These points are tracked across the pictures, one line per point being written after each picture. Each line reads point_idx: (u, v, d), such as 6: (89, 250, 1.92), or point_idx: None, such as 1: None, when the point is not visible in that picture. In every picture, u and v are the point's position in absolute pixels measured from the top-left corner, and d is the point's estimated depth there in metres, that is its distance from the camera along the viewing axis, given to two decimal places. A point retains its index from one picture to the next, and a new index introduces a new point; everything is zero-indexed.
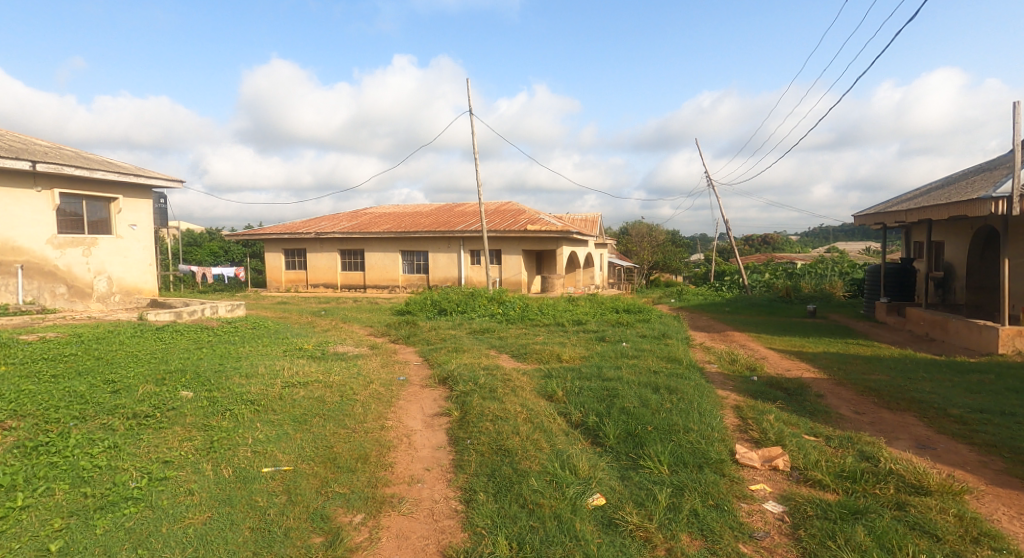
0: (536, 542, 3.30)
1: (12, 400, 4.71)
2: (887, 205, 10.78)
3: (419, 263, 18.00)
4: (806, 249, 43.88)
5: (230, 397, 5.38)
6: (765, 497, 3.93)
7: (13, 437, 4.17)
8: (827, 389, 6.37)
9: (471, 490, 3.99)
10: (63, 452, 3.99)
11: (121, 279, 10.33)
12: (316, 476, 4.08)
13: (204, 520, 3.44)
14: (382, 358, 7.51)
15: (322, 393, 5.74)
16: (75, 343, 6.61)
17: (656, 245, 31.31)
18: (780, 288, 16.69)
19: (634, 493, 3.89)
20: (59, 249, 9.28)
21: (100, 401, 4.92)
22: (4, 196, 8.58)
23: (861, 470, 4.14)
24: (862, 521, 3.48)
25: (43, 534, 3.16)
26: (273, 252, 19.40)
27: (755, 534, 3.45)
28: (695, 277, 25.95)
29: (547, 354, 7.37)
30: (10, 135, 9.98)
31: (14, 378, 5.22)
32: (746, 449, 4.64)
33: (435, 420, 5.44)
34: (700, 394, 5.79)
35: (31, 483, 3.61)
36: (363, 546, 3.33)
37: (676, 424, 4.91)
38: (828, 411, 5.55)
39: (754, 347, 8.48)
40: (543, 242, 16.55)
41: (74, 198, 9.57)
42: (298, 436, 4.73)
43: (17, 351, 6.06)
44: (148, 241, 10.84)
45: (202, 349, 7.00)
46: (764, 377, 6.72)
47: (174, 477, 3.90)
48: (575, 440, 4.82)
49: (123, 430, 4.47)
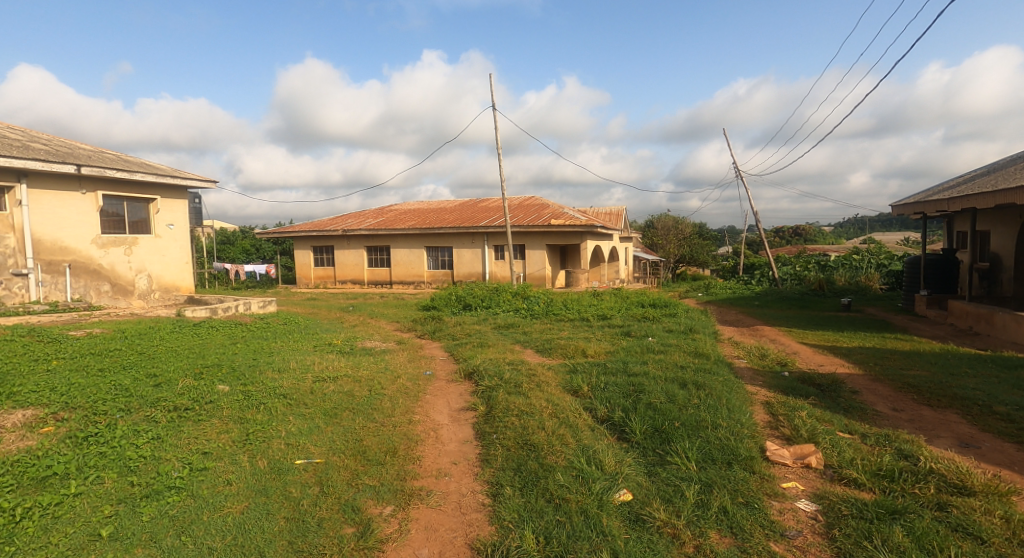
0: (563, 537, 3.32)
1: (63, 393, 4.96)
2: (927, 193, 10.34)
3: (444, 259, 18.17)
4: (840, 240, 42.13)
5: (264, 391, 5.55)
6: (797, 495, 3.85)
7: (66, 427, 4.41)
8: (862, 385, 6.19)
9: (498, 484, 4.03)
10: (111, 442, 4.20)
11: (160, 277, 10.75)
12: (347, 468, 4.18)
13: (242, 509, 3.58)
14: (409, 353, 7.62)
15: (351, 387, 5.87)
16: (120, 339, 6.91)
17: (683, 238, 30.80)
18: (812, 280, 16.21)
19: (662, 489, 3.87)
20: (103, 249, 9.71)
21: (143, 394, 5.14)
22: (52, 198, 8.99)
23: (899, 469, 4.01)
24: (900, 521, 3.39)
25: (94, 520, 3.34)
26: (302, 249, 19.80)
27: (787, 532, 3.39)
28: (723, 270, 25.47)
29: (572, 349, 7.34)
30: (57, 140, 10.44)
31: (65, 372, 5.51)
32: (777, 447, 4.54)
33: (461, 414, 5.50)
34: (728, 390, 5.69)
35: (83, 471, 3.82)
36: (392, 537, 3.41)
37: (704, 420, 4.83)
38: (864, 408, 5.39)
39: (785, 342, 8.28)
40: (569, 236, 16.50)
41: (116, 200, 9.99)
42: (329, 429, 4.85)
43: (67, 346, 6.38)
44: (185, 240, 11.24)
45: (237, 344, 7.23)
46: (795, 372, 6.57)
47: (213, 467, 4.05)
48: (601, 435, 4.80)
49: (165, 422, 4.67)
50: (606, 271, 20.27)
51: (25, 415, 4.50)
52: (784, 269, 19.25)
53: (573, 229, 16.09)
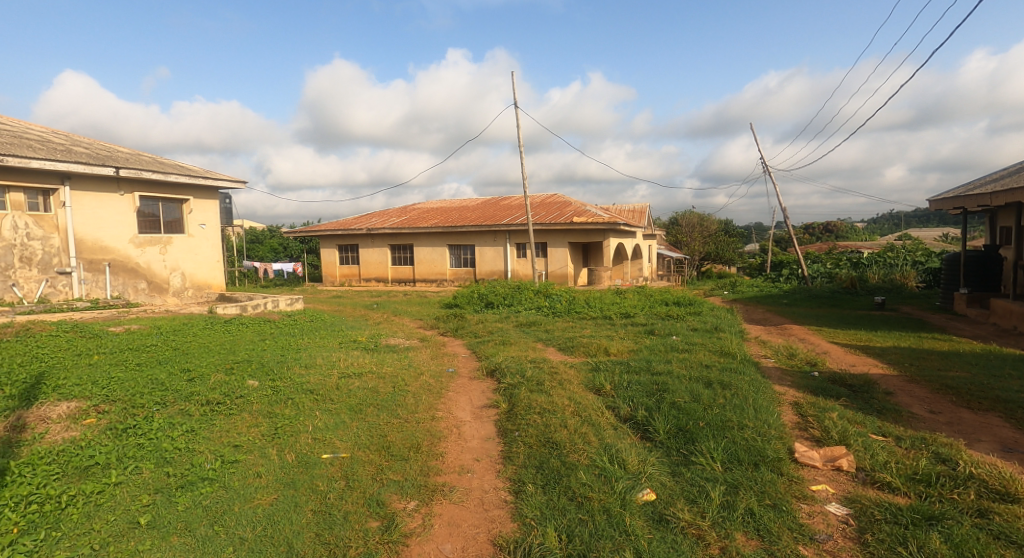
0: (586, 535, 3.32)
1: (104, 386, 5.18)
2: (967, 187, 9.93)
3: (466, 257, 18.25)
4: (873, 236, 40.88)
5: (292, 386, 5.69)
6: (828, 498, 3.76)
7: (107, 419, 4.61)
8: (897, 386, 5.98)
9: (520, 481, 4.04)
10: (148, 434, 4.36)
11: (193, 275, 11.09)
12: (372, 463, 4.26)
13: (272, 501, 3.68)
14: (432, 350, 7.70)
15: (376, 384, 5.97)
16: (155, 335, 7.17)
17: (708, 235, 30.27)
18: (844, 278, 15.72)
19: (686, 490, 3.82)
20: (139, 248, 10.08)
21: (178, 388, 5.33)
22: (92, 199, 9.36)
23: (937, 473, 3.87)
24: (937, 527, 3.28)
25: (133, 508, 3.48)
26: (328, 247, 20.15)
27: (817, 536, 3.31)
28: (750, 268, 24.97)
29: (595, 347, 7.31)
30: (97, 143, 10.86)
31: (105, 366, 5.76)
32: (806, 448, 4.44)
33: (484, 411, 5.54)
34: (755, 390, 5.58)
35: (122, 461, 3.98)
36: (417, 531, 3.46)
37: (730, 420, 4.76)
38: (899, 410, 5.22)
39: (815, 341, 8.07)
40: (591, 234, 16.38)
41: (152, 201, 10.35)
42: (354, 424, 4.94)
43: (108, 342, 6.66)
44: (216, 240, 11.56)
45: (266, 340, 7.42)
46: (826, 372, 6.40)
47: (244, 460, 4.18)
48: (624, 434, 4.77)
49: (199, 416, 4.83)
50: (629, 269, 20.10)
51: (69, 407, 4.71)
52: (814, 266, 18.75)
53: (595, 226, 15.98)
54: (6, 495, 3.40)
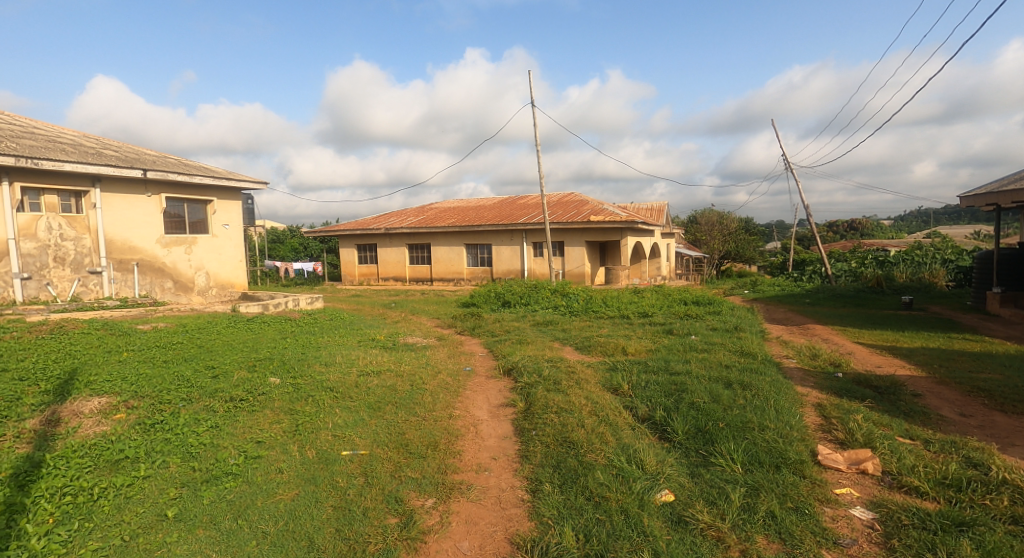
0: (603, 535, 3.31)
1: (133, 382, 5.33)
2: (1001, 183, 9.60)
3: (484, 256, 18.28)
4: (900, 234, 39.87)
5: (312, 384, 5.79)
6: (852, 502, 3.67)
7: (136, 414, 4.75)
8: (925, 388, 5.82)
9: (537, 481, 4.04)
10: (175, 430, 4.48)
11: (217, 275, 11.34)
12: (390, 460, 4.30)
13: (293, 496, 3.75)
14: (449, 349, 7.74)
15: (394, 382, 6.03)
16: (181, 332, 7.35)
17: (728, 234, 29.79)
18: (870, 277, 15.34)
19: (705, 491, 3.77)
20: (166, 248, 10.35)
21: (203, 384, 5.46)
22: (121, 201, 9.64)
23: (968, 478, 3.76)
24: (968, 534, 3.18)
25: (161, 501, 3.58)
26: (347, 247, 20.39)
27: (841, 540, 3.25)
28: (772, 267, 24.54)
29: (612, 347, 7.27)
30: (126, 146, 11.16)
31: (134, 363, 5.94)
32: (830, 451, 4.35)
33: (500, 410, 5.55)
34: (776, 391, 5.48)
35: (150, 455, 4.10)
36: (434, 529, 3.49)
37: (751, 421, 4.68)
38: (927, 412, 5.07)
39: (839, 342, 7.89)
40: (608, 233, 16.28)
41: (178, 202, 10.60)
42: (373, 422, 5.00)
43: (136, 339, 6.86)
44: (239, 240, 11.79)
45: (287, 338, 7.55)
46: (850, 373, 6.26)
47: (266, 456, 4.26)
48: (642, 435, 4.74)
49: (223, 412, 4.94)
50: (647, 268, 19.94)
51: (101, 402, 4.87)
52: (838, 265, 18.34)
53: (612, 225, 15.87)
54: (41, 486, 3.52)
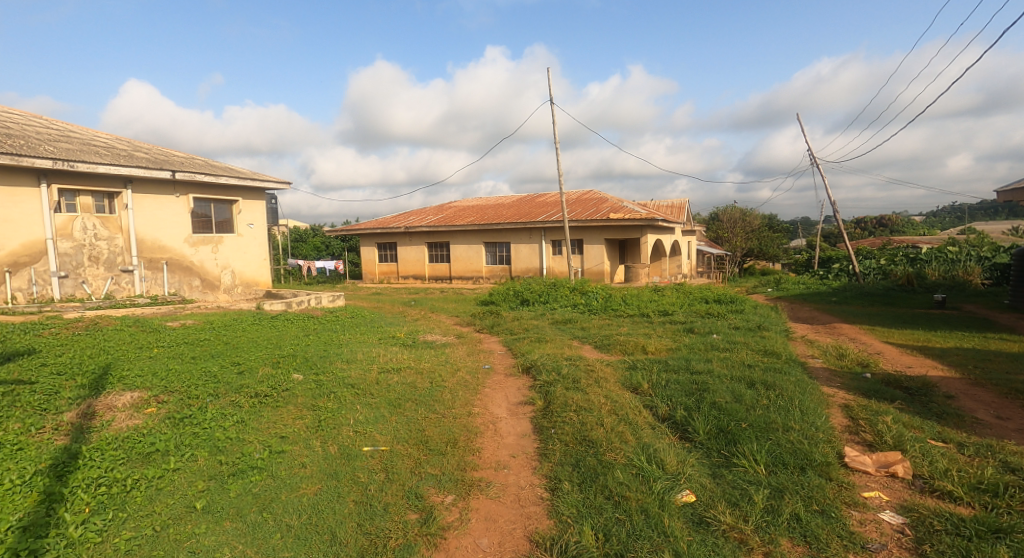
0: (623, 534, 3.29)
1: (163, 377, 5.49)
2: None
3: (502, 254, 18.30)
4: (932, 230, 38.64)
5: (334, 380, 5.87)
6: (881, 506, 3.58)
7: (166, 409, 4.89)
8: (959, 390, 5.62)
9: (556, 478, 4.04)
10: (203, 424, 4.59)
11: (242, 273, 11.59)
12: (410, 457, 4.35)
13: (316, 490, 3.81)
14: (468, 347, 7.77)
15: (414, 379, 6.08)
16: (208, 330, 7.54)
17: (751, 230, 29.23)
18: (900, 275, 14.92)
19: (728, 492, 3.72)
20: (193, 247, 10.62)
21: (229, 380, 5.59)
22: (151, 202, 9.92)
23: (1005, 483, 3.62)
24: (1005, 541, 3.07)
25: (190, 493, 3.68)
26: (369, 245, 20.60)
27: (869, 545, 3.16)
28: (797, 265, 24.05)
29: (632, 345, 7.20)
30: (156, 148, 11.47)
31: (164, 358, 6.11)
32: (857, 453, 4.23)
33: (519, 408, 5.54)
34: (801, 391, 5.36)
35: (180, 449, 4.22)
36: (454, 525, 3.51)
37: (775, 422, 4.60)
38: (961, 415, 4.91)
39: (867, 341, 7.68)
40: (628, 231, 16.15)
41: (205, 202, 10.86)
42: (393, 419, 5.06)
43: (166, 336, 7.05)
44: (264, 239, 12.02)
45: (310, 336, 7.68)
46: (879, 374, 6.09)
47: (290, 451, 4.35)
48: (662, 434, 4.69)
49: (248, 407, 5.05)
50: (667, 266, 19.74)
51: (133, 396, 5.03)
52: (866, 262, 17.87)
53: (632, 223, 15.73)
54: (78, 477, 3.66)
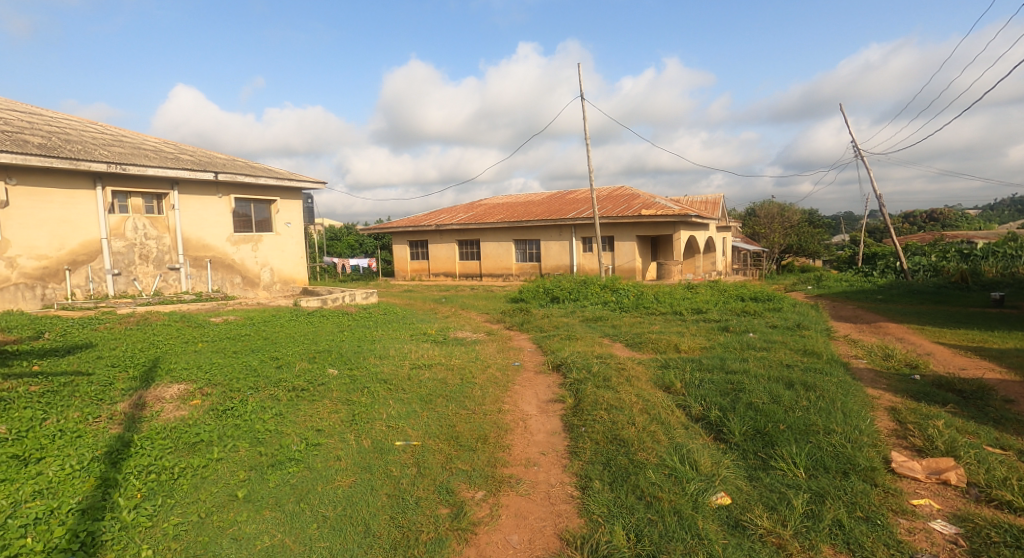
0: (655, 535, 3.23)
1: (206, 370, 5.72)
2: None
3: (532, 252, 18.27)
4: (988, 224, 36.65)
5: (367, 376, 5.99)
6: (932, 514, 3.40)
7: (209, 400, 5.09)
8: (1018, 393, 5.29)
9: (587, 477, 4.00)
10: (244, 416, 4.76)
11: (281, 271, 11.95)
12: (441, 452, 4.39)
13: (350, 483, 3.90)
14: (498, 344, 7.78)
15: (445, 375, 6.14)
16: (249, 325, 7.80)
17: (791, 226, 28.29)
18: (953, 272, 14.17)
19: (765, 495, 3.61)
20: (235, 246, 11.03)
21: (268, 374, 5.78)
22: (196, 202, 10.33)
23: None
24: None
25: (232, 482, 3.82)
26: (402, 243, 20.87)
27: (918, 555, 3.01)
28: (840, 262, 23.19)
29: (664, 343, 7.07)
30: (200, 150, 11.91)
31: (208, 352, 6.36)
32: (906, 458, 4.03)
33: (550, 406, 5.52)
34: (844, 393, 5.14)
35: (223, 439, 4.38)
36: (484, 521, 3.52)
37: (815, 424, 4.43)
38: (1020, 420, 4.61)
39: (915, 341, 7.32)
40: (660, 227, 15.88)
41: (246, 202, 11.24)
42: (425, 414, 5.12)
43: (209, 331, 7.34)
44: (301, 237, 12.36)
45: (345, 332, 7.86)
46: (928, 376, 5.78)
47: (326, 443, 4.46)
48: (696, 434, 4.59)
49: (286, 400, 5.21)
50: (702, 264, 19.31)
51: (179, 388, 5.25)
52: (915, 258, 17.06)
53: (664, 219, 15.46)
54: (130, 464, 3.85)
